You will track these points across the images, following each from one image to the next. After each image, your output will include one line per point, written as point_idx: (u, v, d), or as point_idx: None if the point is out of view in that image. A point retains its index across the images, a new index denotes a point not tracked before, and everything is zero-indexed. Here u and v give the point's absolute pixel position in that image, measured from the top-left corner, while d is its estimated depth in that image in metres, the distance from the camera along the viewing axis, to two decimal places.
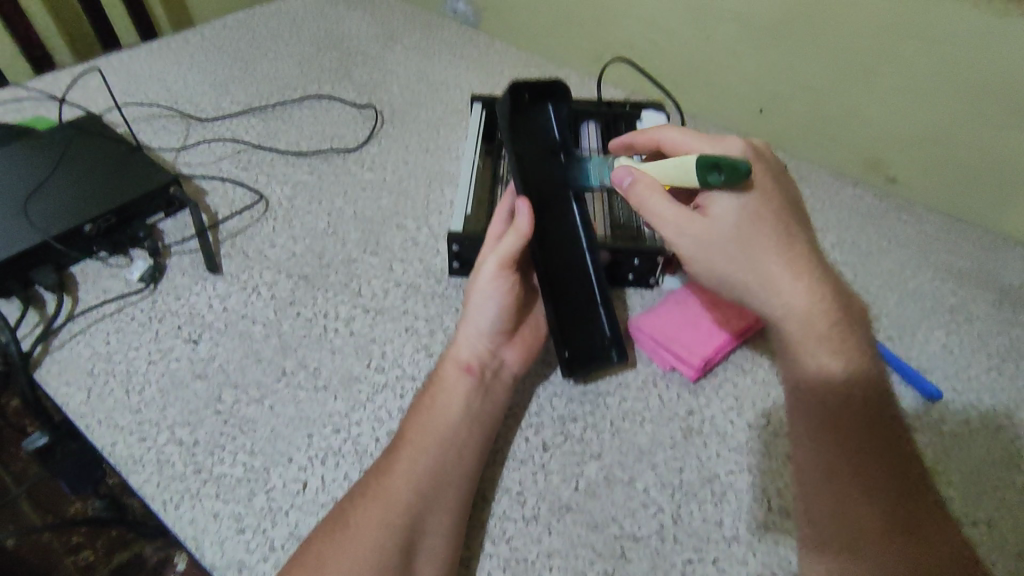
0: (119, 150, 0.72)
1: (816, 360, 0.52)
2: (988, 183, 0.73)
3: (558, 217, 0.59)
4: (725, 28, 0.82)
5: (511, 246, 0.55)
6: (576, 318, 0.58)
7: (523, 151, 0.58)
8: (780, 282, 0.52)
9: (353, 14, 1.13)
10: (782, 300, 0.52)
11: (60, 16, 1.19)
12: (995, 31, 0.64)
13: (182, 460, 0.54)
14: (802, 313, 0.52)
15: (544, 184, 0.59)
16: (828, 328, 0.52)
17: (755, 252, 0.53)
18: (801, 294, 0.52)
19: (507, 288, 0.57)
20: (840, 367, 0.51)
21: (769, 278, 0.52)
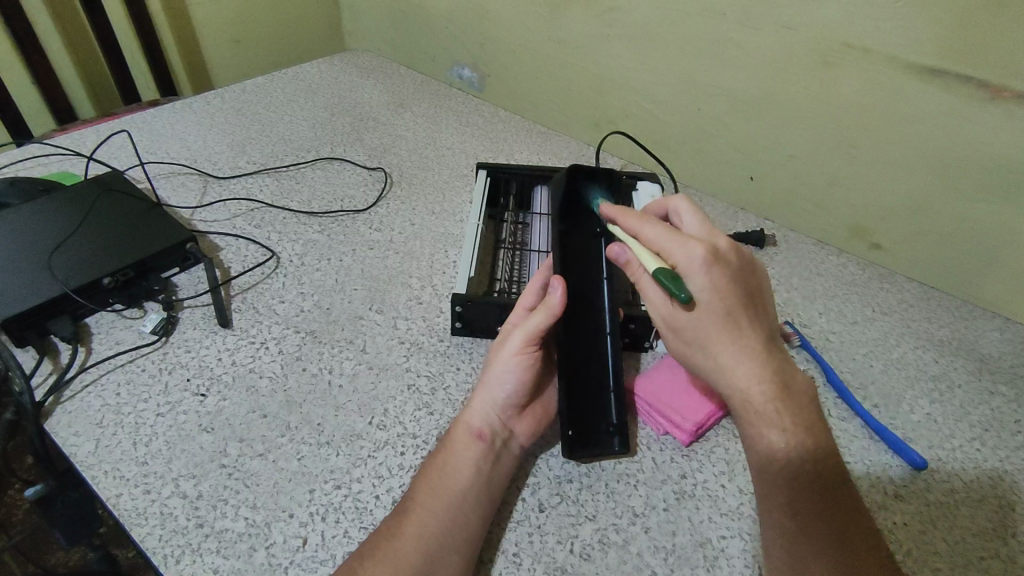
0: (140, 210, 0.75)
1: (756, 434, 0.48)
2: (966, 251, 0.77)
3: (587, 299, 0.58)
4: (713, 102, 0.88)
5: (540, 323, 0.55)
6: (586, 401, 0.58)
7: (565, 228, 0.59)
8: (718, 358, 0.49)
9: (366, 85, 1.21)
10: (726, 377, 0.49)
11: (89, 75, 1.26)
12: (962, 110, 0.68)
13: (185, 513, 0.53)
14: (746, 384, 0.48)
15: (581, 262, 0.59)
16: (766, 406, 0.47)
17: (699, 332, 0.49)
18: (748, 376, 0.48)
19: (528, 362, 0.56)
20: (777, 449, 0.47)
21: (707, 351, 0.49)
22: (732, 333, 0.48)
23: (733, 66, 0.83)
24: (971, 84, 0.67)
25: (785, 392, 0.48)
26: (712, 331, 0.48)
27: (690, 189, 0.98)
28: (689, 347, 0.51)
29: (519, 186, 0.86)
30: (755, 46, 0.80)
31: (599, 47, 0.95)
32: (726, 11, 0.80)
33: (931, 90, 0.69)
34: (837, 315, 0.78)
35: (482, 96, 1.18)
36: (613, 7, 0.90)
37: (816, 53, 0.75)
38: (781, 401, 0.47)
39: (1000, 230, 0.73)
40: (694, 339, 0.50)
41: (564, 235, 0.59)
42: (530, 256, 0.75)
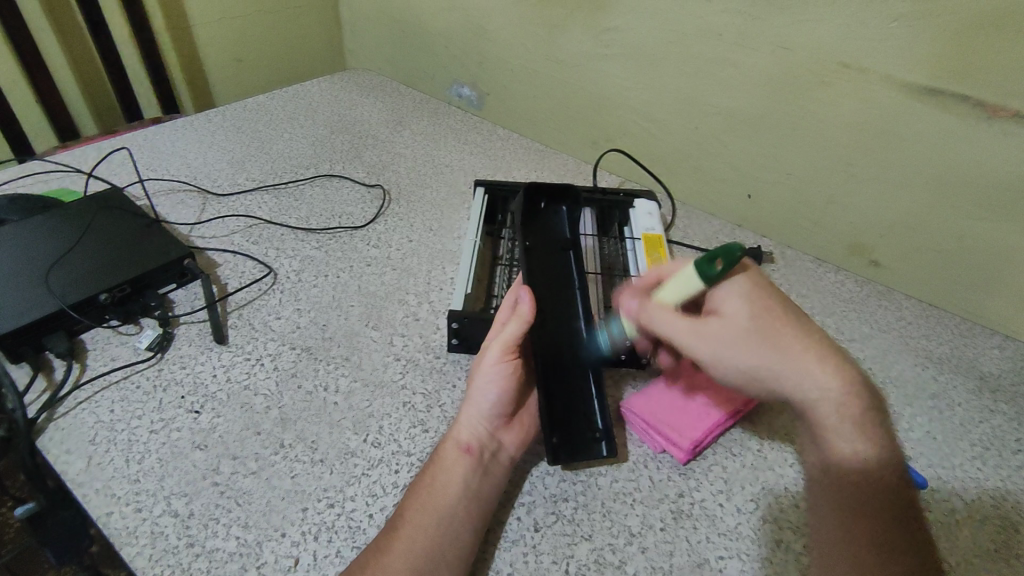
0: (138, 226, 0.75)
1: (846, 440, 0.47)
2: (965, 269, 0.77)
3: (557, 308, 0.61)
4: (710, 120, 0.88)
5: (514, 331, 0.55)
6: (567, 408, 0.58)
7: (532, 243, 0.61)
8: (802, 356, 0.48)
9: (366, 103, 1.22)
10: (816, 378, 0.48)
11: (91, 92, 1.27)
12: (957, 128, 0.69)
13: (176, 532, 0.52)
14: (834, 381, 0.47)
15: (549, 274, 0.61)
16: (848, 402, 0.47)
17: (773, 330, 0.49)
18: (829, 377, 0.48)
19: (508, 372, 0.56)
20: (867, 451, 0.46)
21: (788, 350, 0.48)
22: (799, 329, 0.50)
23: (730, 85, 0.84)
24: (966, 102, 0.67)
25: (863, 384, 0.48)
26: (779, 324, 0.50)
27: (687, 206, 0.98)
28: (768, 356, 0.49)
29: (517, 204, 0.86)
30: (750, 65, 0.80)
31: (596, 66, 0.96)
32: (722, 31, 0.81)
33: (926, 108, 0.70)
34: (836, 333, 0.78)
35: (482, 114, 1.19)
36: (610, 27, 0.91)
37: (812, 73, 0.76)
38: (860, 395, 0.48)
39: (997, 246, 0.73)
40: (773, 344, 0.49)
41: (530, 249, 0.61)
42: None
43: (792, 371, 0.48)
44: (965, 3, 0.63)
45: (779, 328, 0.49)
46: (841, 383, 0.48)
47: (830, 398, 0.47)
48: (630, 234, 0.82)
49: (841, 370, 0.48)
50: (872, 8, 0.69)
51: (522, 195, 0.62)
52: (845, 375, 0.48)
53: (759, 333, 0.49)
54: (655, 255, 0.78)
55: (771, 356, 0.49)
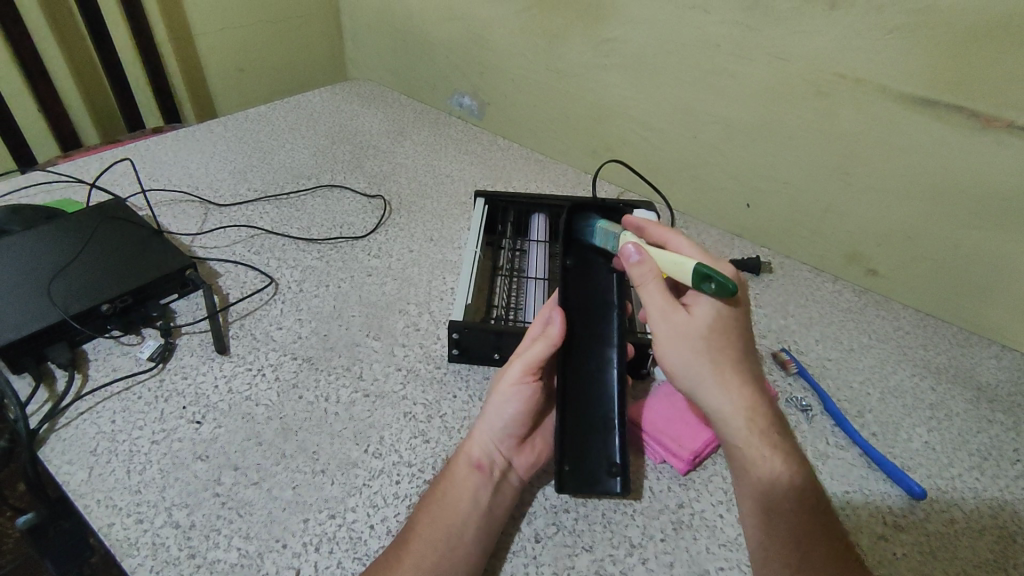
0: (140, 236, 0.76)
1: (759, 455, 0.49)
2: (963, 279, 0.77)
3: (594, 333, 0.58)
4: (708, 130, 0.89)
5: (538, 353, 0.56)
6: (586, 438, 0.57)
7: (573, 262, 0.58)
8: (730, 376, 0.51)
9: (367, 113, 1.23)
10: (735, 397, 0.50)
11: (94, 102, 1.28)
12: (953, 139, 0.70)
13: (177, 544, 0.52)
14: (752, 404, 0.50)
15: (586, 300, 0.58)
16: (762, 427, 0.50)
17: (720, 345, 0.51)
18: (746, 402, 0.50)
19: (528, 392, 0.57)
20: (776, 471, 0.48)
21: (721, 367, 0.51)
22: (741, 355, 0.52)
23: (728, 96, 0.84)
24: (961, 113, 0.68)
25: (778, 422, 0.50)
26: (722, 342, 0.51)
27: (686, 216, 0.99)
28: (700, 363, 0.51)
29: (516, 214, 0.87)
30: (748, 76, 0.81)
31: (596, 77, 0.97)
32: (719, 42, 0.81)
33: (921, 119, 0.71)
34: (834, 342, 0.79)
35: (482, 124, 1.20)
36: (609, 39, 0.92)
37: (809, 84, 0.77)
38: (773, 429, 0.50)
39: (993, 256, 0.73)
40: (711, 356, 0.51)
41: (573, 268, 0.58)
42: (526, 283, 0.75)
43: (716, 381, 0.50)
44: (959, 15, 0.64)
45: (726, 344, 0.51)
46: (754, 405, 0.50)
47: (741, 414, 0.50)
48: None
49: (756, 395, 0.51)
50: (867, 20, 0.69)
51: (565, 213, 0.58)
52: (759, 400, 0.51)
53: (705, 343, 0.51)
54: None
55: (701, 363, 0.51)
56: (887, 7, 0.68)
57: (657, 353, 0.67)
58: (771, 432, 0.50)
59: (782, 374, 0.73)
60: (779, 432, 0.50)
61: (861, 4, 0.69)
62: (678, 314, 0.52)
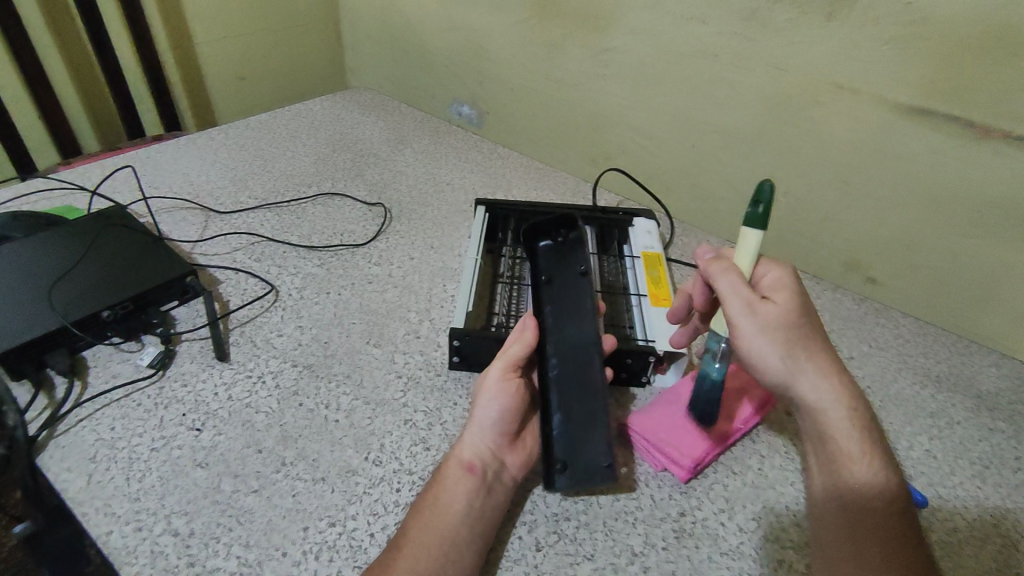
0: (141, 243, 0.76)
1: (853, 449, 0.50)
2: (962, 287, 0.77)
3: (572, 330, 0.59)
4: (707, 139, 0.89)
5: (517, 351, 0.58)
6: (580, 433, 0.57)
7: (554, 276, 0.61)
8: (824, 362, 0.51)
9: (368, 122, 1.23)
10: (831, 387, 0.50)
11: (94, 110, 1.29)
12: (949, 148, 0.70)
13: (176, 552, 0.52)
14: (844, 395, 0.51)
15: (558, 299, 0.60)
16: (856, 418, 0.50)
17: (809, 330, 0.52)
18: (840, 392, 0.51)
19: (512, 388, 0.57)
20: (872, 468, 0.49)
21: (813, 351, 0.51)
22: (824, 337, 0.53)
23: (726, 105, 0.85)
24: (958, 122, 0.69)
25: (866, 408, 0.51)
26: (808, 336, 0.52)
27: (686, 224, 1.00)
28: (797, 350, 0.51)
29: (516, 223, 0.87)
30: (747, 85, 0.82)
31: (595, 86, 0.98)
32: (717, 52, 0.82)
33: (919, 128, 0.71)
34: (834, 350, 0.79)
35: (482, 132, 1.21)
36: (608, 48, 0.93)
37: (807, 93, 0.77)
38: (863, 415, 0.51)
39: (992, 265, 0.74)
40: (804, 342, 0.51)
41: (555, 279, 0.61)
42: (527, 291, 0.75)
43: (812, 374, 0.51)
44: (955, 26, 0.65)
45: (812, 329, 0.52)
46: (848, 401, 0.51)
47: (838, 404, 0.50)
48: (630, 253, 0.83)
49: (851, 391, 0.51)
50: (864, 31, 0.70)
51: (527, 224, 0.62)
52: (854, 395, 0.51)
53: (797, 325, 0.52)
54: (656, 274, 0.78)
55: (795, 351, 0.51)
56: (883, 19, 0.68)
57: (658, 360, 0.67)
58: (863, 419, 0.51)
59: None
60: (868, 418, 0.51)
61: (858, 15, 0.70)
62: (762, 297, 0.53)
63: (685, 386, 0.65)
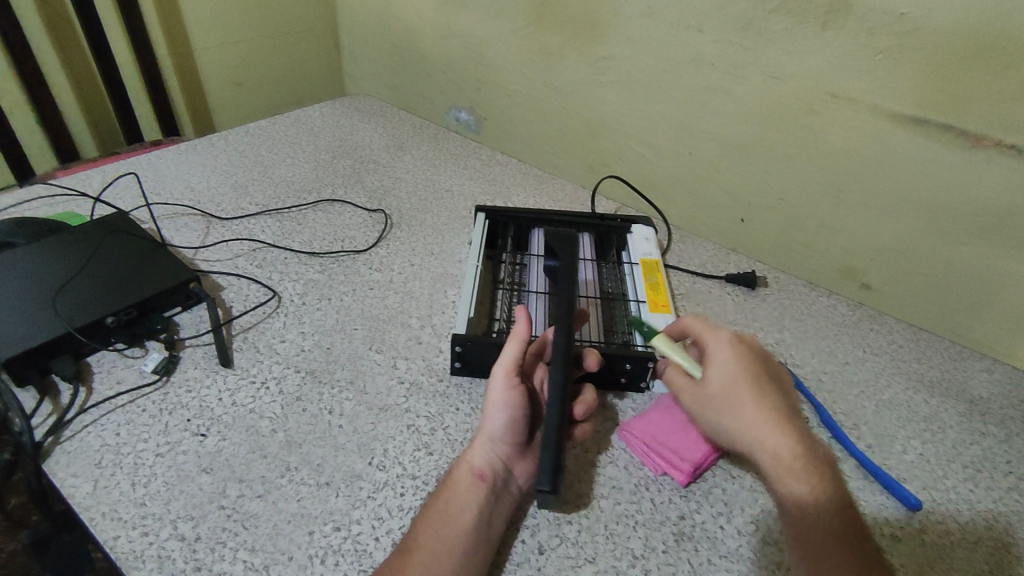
0: (144, 249, 0.77)
1: (792, 492, 0.49)
2: (953, 293, 0.79)
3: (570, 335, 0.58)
4: (704, 146, 0.91)
5: (512, 354, 0.59)
6: (556, 434, 0.52)
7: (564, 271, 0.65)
8: (751, 421, 0.52)
9: (367, 129, 1.24)
10: (756, 442, 0.51)
11: (93, 115, 1.29)
12: (941, 157, 0.72)
13: (184, 557, 0.52)
14: (778, 449, 0.50)
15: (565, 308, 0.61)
16: (791, 471, 0.49)
17: (734, 395, 0.53)
18: (773, 446, 0.50)
19: (517, 397, 0.58)
20: (811, 512, 0.47)
21: (739, 412, 0.52)
22: (762, 398, 0.53)
23: (723, 113, 0.86)
24: (950, 131, 0.70)
25: (810, 453, 0.50)
26: (741, 391, 0.53)
27: (683, 231, 1.01)
28: (722, 417, 0.53)
29: (516, 229, 0.88)
30: (743, 94, 0.83)
31: (593, 93, 0.99)
32: (714, 61, 0.84)
33: (911, 137, 0.73)
34: (830, 356, 0.80)
35: (480, 138, 1.22)
36: (606, 56, 0.94)
37: (802, 102, 0.79)
38: (806, 468, 0.49)
39: (983, 271, 0.75)
40: (730, 408, 0.53)
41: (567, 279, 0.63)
42: (527, 297, 0.76)
43: (736, 434, 0.52)
44: (946, 37, 0.66)
45: (741, 393, 0.53)
46: (784, 444, 0.50)
47: (771, 451, 0.50)
48: (628, 259, 0.84)
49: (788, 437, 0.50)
50: (857, 41, 0.72)
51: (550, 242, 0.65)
52: (790, 442, 0.50)
53: (722, 394, 0.54)
54: (654, 281, 0.80)
55: (720, 411, 0.54)
56: (876, 30, 0.70)
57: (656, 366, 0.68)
58: (803, 471, 0.49)
59: None
60: (812, 472, 0.49)
61: (852, 25, 0.71)
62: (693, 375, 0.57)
63: None
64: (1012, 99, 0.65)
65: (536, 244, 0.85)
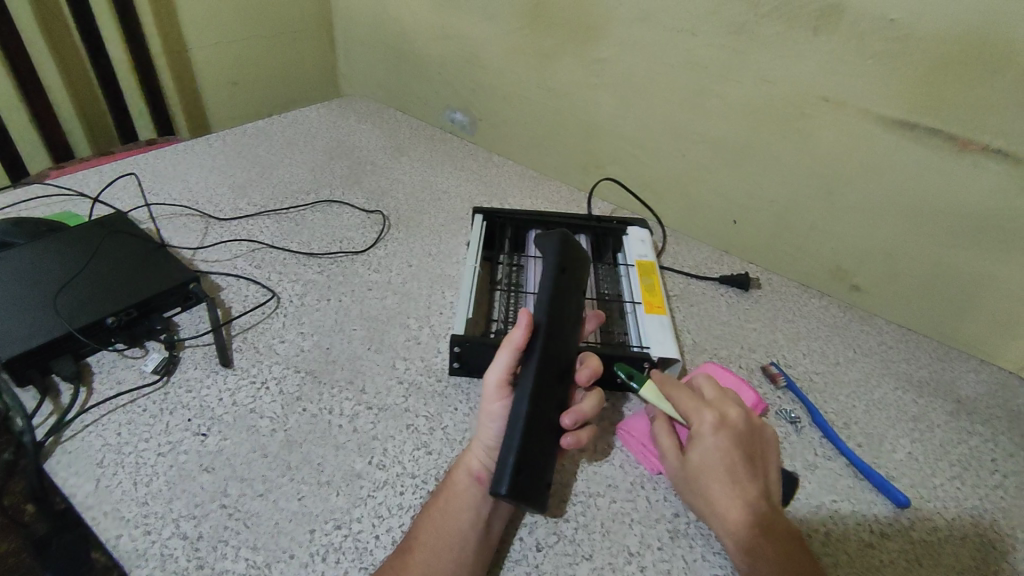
0: (144, 250, 0.77)
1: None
2: (942, 295, 0.80)
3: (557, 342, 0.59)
4: (699, 149, 0.92)
5: (505, 362, 0.58)
6: (519, 448, 0.52)
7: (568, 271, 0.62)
8: (719, 505, 0.54)
9: (364, 130, 1.25)
10: (722, 523, 0.54)
11: (89, 114, 1.29)
12: (930, 161, 0.73)
13: (186, 555, 0.53)
14: (740, 535, 0.52)
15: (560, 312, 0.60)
16: (751, 561, 0.51)
17: (706, 479, 0.55)
18: (737, 531, 0.53)
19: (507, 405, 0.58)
20: None
21: (709, 494, 0.55)
22: (733, 485, 0.54)
23: (717, 117, 0.88)
24: (939, 136, 0.72)
25: (775, 542, 0.51)
26: (714, 476, 0.55)
27: (677, 233, 1.02)
28: (694, 495, 0.56)
29: (513, 231, 0.89)
30: (737, 98, 0.85)
31: (588, 96, 1.00)
32: (708, 65, 0.85)
33: (901, 141, 0.74)
34: (821, 356, 0.81)
35: (475, 139, 1.23)
36: (602, 59, 0.95)
37: (795, 106, 0.80)
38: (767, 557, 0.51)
39: (971, 273, 0.77)
40: (701, 489, 0.55)
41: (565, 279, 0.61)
42: (525, 298, 0.77)
43: (705, 512, 0.55)
44: (935, 44, 0.68)
45: (714, 480, 0.55)
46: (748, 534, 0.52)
47: (736, 539, 0.52)
48: (624, 261, 0.85)
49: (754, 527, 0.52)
50: (849, 47, 0.73)
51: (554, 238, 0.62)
52: (755, 532, 0.52)
53: (696, 474, 0.56)
54: (649, 283, 0.81)
55: (694, 491, 0.56)
56: (867, 36, 0.71)
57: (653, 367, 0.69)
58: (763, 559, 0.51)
59: (771, 388, 0.75)
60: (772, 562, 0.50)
61: (844, 31, 0.73)
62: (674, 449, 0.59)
63: None
64: (999, 105, 0.67)
65: (533, 245, 0.86)
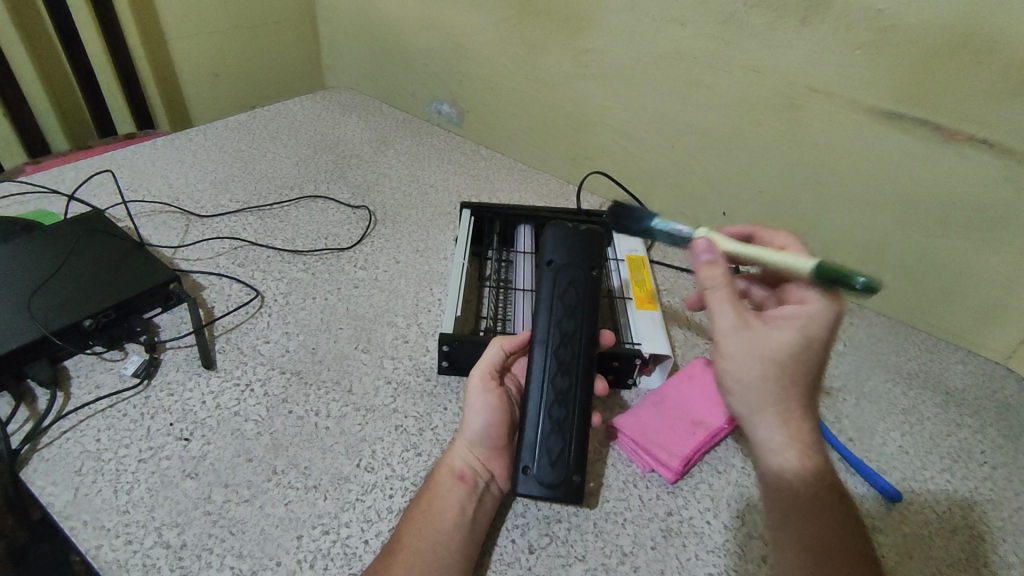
0: (121, 248, 0.75)
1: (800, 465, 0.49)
2: (931, 287, 0.80)
3: (560, 333, 0.57)
4: (688, 141, 0.91)
5: (489, 359, 0.60)
6: (528, 448, 0.54)
7: (558, 258, 0.59)
8: (791, 409, 0.49)
9: (350, 122, 1.23)
10: (788, 431, 0.49)
11: (64, 108, 1.25)
12: (920, 153, 0.73)
13: (169, 564, 0.52)
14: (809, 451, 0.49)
15: (561, 299, 0.57)
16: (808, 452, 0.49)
17: (792, 365, 0.49)
18: (798, 438, 0.49)
19: (498, 403, 0.58)
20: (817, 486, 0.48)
21: (786, 397, 0.49)
22: (806, 390, 0.50)
23: (707, 109, 0.87)
24: (928, 126, 0.71)
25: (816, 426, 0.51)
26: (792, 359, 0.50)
27: None
28: (763, 391, 0.49)
29: (502, 226, 0.88)
30: (726, 89, 0.83)
31: (577, 87, 0.99)
32: (697, 55, 0.84)
33: (890, 132, 0.74)
34: None
35: (462, 131, 1.21)
36: (589, 48, 0.94)
37: (785, 97, 0.79)
38: (826, 476, 0.49)
39: (959, 264, 0.76)
40: (781, 385, 0.49)
41: (556, 267, 0.58)
42: (514, 295, 0.76)
43: (765, 399, 0.49)
44: (923, 33, 0.67)
45: (805, 361, 0.49)
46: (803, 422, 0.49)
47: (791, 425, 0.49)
48: (615, 255, 0.84)
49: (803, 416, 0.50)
50: (838, 36, 0.72)
51: (545, 228, 0.60)
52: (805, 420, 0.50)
53: (781, 367, 0.49)
54: (639, 278, 0.80)
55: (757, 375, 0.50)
56: (856, 25, 0.70)
57: (643, 363, 0.69)
58: (823, 479, 0.49)
59: None
60: (829, 485, 0.49)
61: (833, 20, 0.72)
62: (753, 326, 0.50)
63: (668, 388, 0.68)
64: (987, 95, 0.66)
65: (521, 240, 0.85)
